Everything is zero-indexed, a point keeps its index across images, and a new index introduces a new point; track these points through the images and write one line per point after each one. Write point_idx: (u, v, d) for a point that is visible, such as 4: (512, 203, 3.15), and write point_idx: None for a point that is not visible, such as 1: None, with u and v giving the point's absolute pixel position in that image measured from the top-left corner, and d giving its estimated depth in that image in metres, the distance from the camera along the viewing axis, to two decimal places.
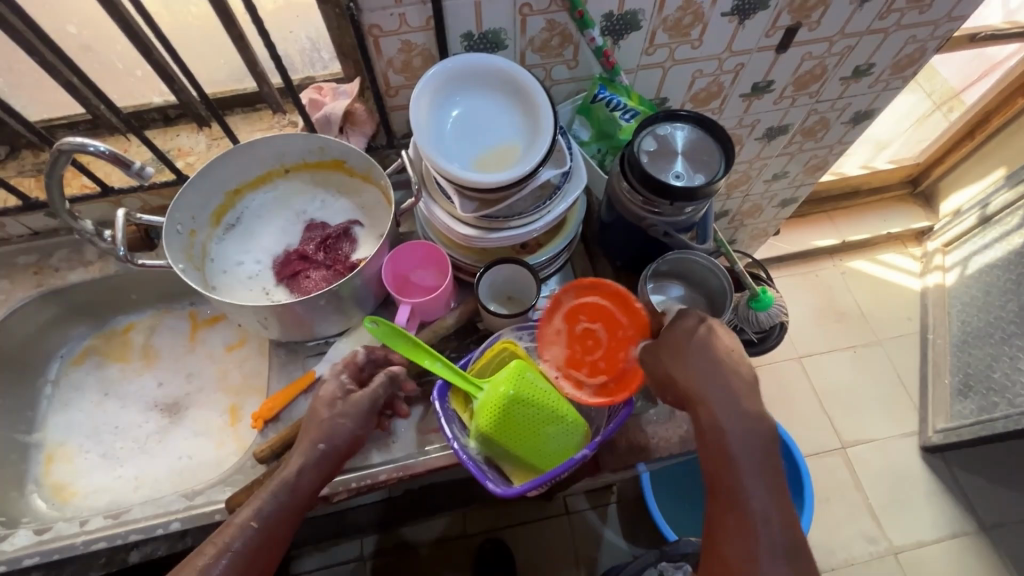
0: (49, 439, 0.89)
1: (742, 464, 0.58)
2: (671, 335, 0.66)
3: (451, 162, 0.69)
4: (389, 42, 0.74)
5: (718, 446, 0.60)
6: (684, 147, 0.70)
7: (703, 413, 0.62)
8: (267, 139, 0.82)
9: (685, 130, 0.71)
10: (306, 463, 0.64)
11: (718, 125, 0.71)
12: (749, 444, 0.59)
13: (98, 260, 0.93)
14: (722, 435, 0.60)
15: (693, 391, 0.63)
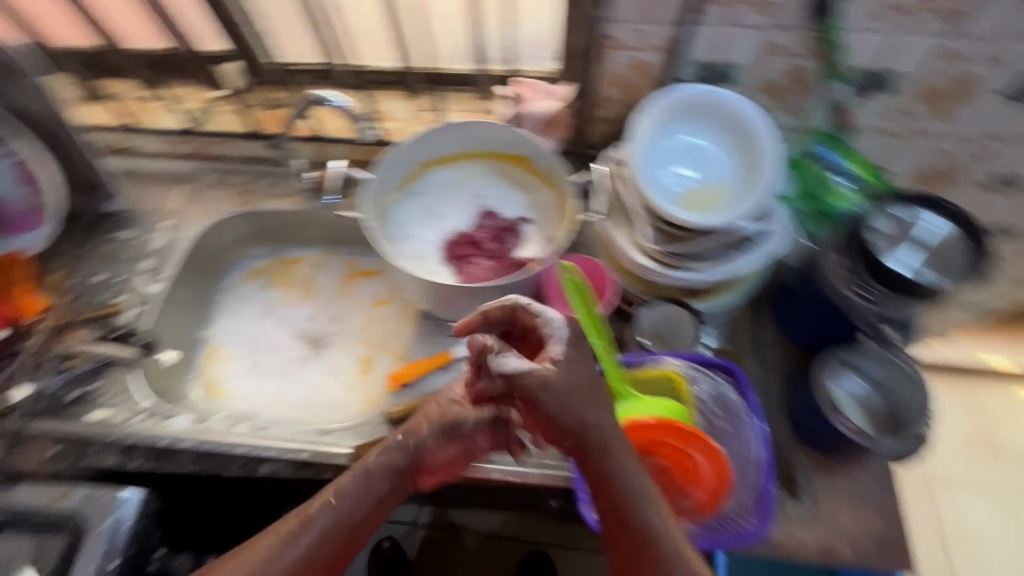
0: (214, 338, 0.99)
1: (664, 538, 0.56)
2: (575, 372, 0.59)
3: (658, 191, 0.71)
4: (620, 55, 0.74)
5: (631, 513, 0.57)
6: (928, 239, 0.66)
7: (620, 484, 0.57)
8: (474, 124, 0.86)
9: (934, 222, 0.67)
10: (390, 452, 0.68)
11: (974, 227, 0.66)
12: (630, 505, 0.57)
13: (289, 194, 0.99)
14: (634, 505, 0.57)
15: (597, 444, 0.58)
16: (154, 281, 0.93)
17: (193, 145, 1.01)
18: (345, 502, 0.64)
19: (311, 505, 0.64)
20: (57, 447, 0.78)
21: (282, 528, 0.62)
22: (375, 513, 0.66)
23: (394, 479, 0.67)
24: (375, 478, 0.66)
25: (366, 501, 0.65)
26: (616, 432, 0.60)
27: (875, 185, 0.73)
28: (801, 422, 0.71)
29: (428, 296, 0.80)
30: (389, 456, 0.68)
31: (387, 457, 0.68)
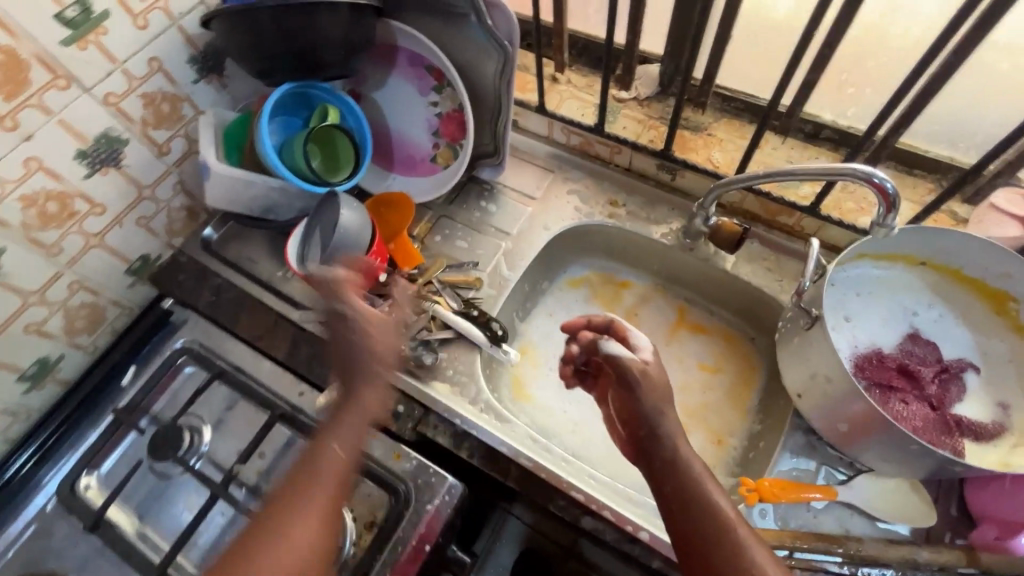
0: (529, 336, 0.96)
1: (751, 553, 0.53)
2: (655, 370, 0.65)
3: None
4: None
5: (722, 527, 0.55)
6: None
7: (683, 465, 0.59)
8: (973, 241, 0.67)
9: None
10: (382, 372, 0.64)
11: None
12: (716, 513, 0.55)
13: (664, 223, 0.91)
14: (709, 509, 0.56)
15: (675, 455, 0.60)
16: (509, 267, 0.90)
17: (581, 140, 0.95)
18: (349, 438, 0.60)
19: (336, 412, 0.61)
20: (403, 404, 0.79)
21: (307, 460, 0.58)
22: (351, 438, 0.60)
23: (378, 403, 0.63)
24: (368, 383, 0.62)
25: (376, 403, 0.63)
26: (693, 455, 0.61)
27: None
28: None
29: (842, 422, 0.66)
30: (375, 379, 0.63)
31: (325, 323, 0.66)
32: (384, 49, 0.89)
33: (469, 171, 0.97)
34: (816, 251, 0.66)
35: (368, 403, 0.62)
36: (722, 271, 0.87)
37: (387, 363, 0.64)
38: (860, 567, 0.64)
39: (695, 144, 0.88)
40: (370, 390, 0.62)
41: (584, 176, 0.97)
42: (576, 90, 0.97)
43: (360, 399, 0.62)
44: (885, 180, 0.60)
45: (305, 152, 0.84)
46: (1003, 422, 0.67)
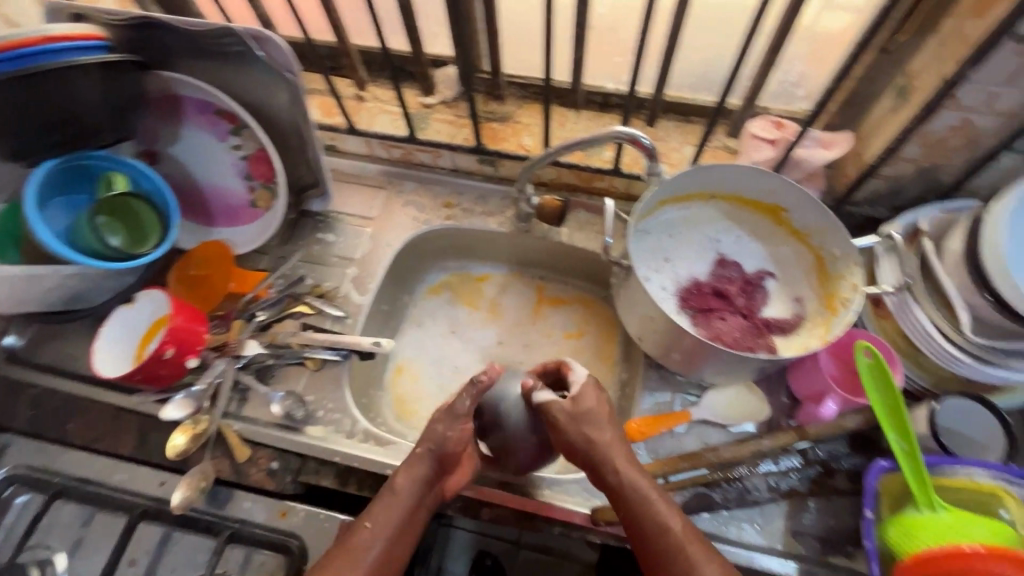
0: (403, 352, 0.96)
1: (699, 567, 0.57)
2: (590, 403, 0.66)
3: (1016, 277, 0.59)
4: (949, 116, 0.65)
5: (671, 547, 0.58)
6: None
7: (631, 487, 0.61)
8: (739, 169, 0.77)
9: None
10: (420, 464, 0.67)
11: None
12: (664, 531, 0.59)
13: (499, 213, 0.95)
14: (661, 535, 0.59)
15: (619, 483, 0.62)
16: (359, 292, 0.89)
17: (402, 151, 0.96)
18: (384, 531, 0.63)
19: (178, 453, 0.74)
20: (277, 461, 0.76)
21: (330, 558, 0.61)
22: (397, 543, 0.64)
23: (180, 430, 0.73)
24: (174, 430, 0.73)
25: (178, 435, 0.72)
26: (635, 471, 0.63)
27: None
28: None
29: (676, 351, 0.74)
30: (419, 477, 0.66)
31: (416, 465, 0.67)
32: (165, 102, 0.84)
33: (297, 207, 0.94)
34: (612, 209, 0.71)
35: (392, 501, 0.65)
36: (559, 244, 0.92)
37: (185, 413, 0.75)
38: (723, 472, 0.71)
39: (504, 134, 0.92)
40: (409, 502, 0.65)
41: (415, 186, 0.98)
42: (383, 104, 0.97)
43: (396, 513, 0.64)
44: (646, 138, 0.69)
45: (98, 232, 0.76)
46: (799, 313, 0.78)
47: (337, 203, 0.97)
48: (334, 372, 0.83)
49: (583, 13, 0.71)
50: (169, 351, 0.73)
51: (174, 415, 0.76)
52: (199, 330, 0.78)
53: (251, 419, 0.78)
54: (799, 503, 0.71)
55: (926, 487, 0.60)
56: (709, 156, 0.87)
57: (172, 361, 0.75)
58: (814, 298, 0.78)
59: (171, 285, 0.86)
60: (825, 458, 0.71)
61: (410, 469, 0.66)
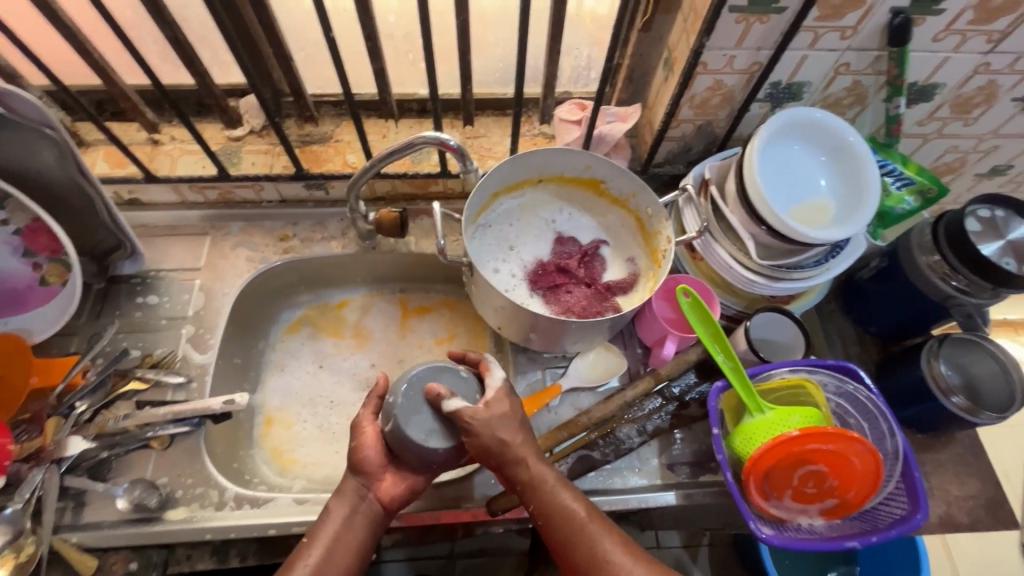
0: (269, 402, 0.89)
1: (603, 545, 0.60)
2: (501, 407, 0.65)
3: (774, 203, 0.70)
4: (705, 79, 0.75)
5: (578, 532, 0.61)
6: (1015, 237, 0.70)
7: (540, 481, 0.63)
8: (551, 151, 0.82)
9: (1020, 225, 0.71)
10: (352, 482, 0.66)
11: None
12: (568, 518, 0.62)
13: (340, 236, 0.92)
14: (572, 529, 0.61)
15: (530, 476, 0.63)
16: (199, 351, 0.81)
17: (218, 192, 0.89)
18: (333, 543, 0.62)
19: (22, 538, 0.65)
20: (135, 560, 0.68)
21: None
22: (342, 552, 0.62)
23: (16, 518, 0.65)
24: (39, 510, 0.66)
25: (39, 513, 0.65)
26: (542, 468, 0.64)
27: (930, 186, 0.77)
28: (901, 410, 0.77)
29: (532, 331, 0.77)
30: (351, 497, 0.65)
31: (345, 483, 0.67)
32: None
33: (104, 274, 0.84)
34: (439, 211, 0.74)
35: (331, 520, 0.64)
36: (409, 254, 0.92)
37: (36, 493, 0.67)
38: (598, 431, 0.77)
39: (327, 155, 0.89)
40: (344, 517, 0.64)
41: (242, 225, 0.91)
42: (183, 144, 0.89)
43: (334, 528, 0.63)
44: (451, 140, 0.72)
45: None
46: (634, 272, 0.85)
47: (154, 261, 0.87)
48: (186, 445, 0.74)
49: (369, 24, 0.71)
50: None
51: None
52: (2, 442, 0.66)
53: (93, 526, 0.68)
54: (668, 437, 0.79)
55: (753, 394, 0.69)
56: (528, 144, 0.92)
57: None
58: (643, 256, 0.86)
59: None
60: (680, 393, 0.80)
61: (342, 491, 0.66)
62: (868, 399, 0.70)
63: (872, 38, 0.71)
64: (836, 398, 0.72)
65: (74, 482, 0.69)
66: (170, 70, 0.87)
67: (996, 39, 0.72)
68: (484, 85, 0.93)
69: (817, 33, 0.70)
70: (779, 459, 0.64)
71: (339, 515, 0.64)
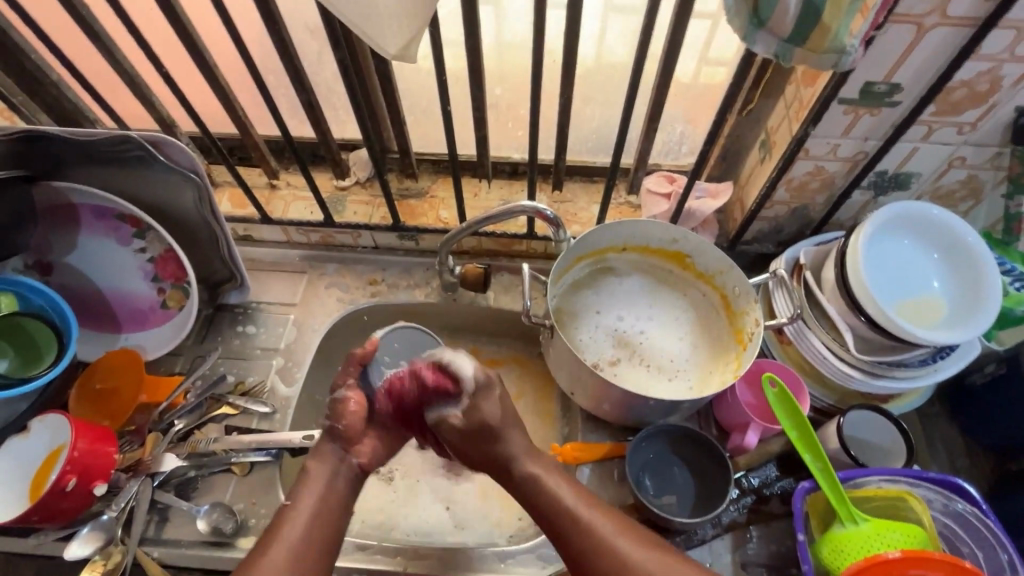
0: None
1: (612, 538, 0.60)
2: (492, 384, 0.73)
3: (879, 298, 0.66)
4: (805, 164, 0.74)
5: (537, 489, 0.65)
6: None
7: (522, 470, 0.67)
8: (641, 222, 0.82)
9: None
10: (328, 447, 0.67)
11: None
12: (556, 503, 0.63)
13: (424, 284, 0.96)
14: (540, 483, 0.66)
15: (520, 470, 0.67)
16: (286, 384, 0.86)
17: (320, 235, 0.96)
18: (323, 498, 0.63)
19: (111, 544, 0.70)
20: None
21: (281, 527, 0.60)
22: (327, 518, 0.62)
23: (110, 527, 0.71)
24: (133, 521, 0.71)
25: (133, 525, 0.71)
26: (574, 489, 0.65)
27: None
28: (1020, 539, 0.68)
29: (606, 401, 0.76)
30: (330, 459, 0.66)
31: (322, 446, 0.67)
32: (57, 211, 0.79)
33: (213, 301, 0.91)
34: (528, 274, 0.77)
35: (312, 484, 0.64)
36: (488, 308, 0.93)
37: (128, 506, 0.72)
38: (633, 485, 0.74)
39: (422, 210, 0.95)
40: (324, 480, 0.64)
41: (338, 267, 0.97)
42: (296, 190, 0.97)
43: (322, 482, 0.64)
44: (547, 210, 0.75)
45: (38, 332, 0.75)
46: (717, 350, 0.83)
47: (256, 293, 0.94)
48: (263, 475, 0.78)
49: (479, 97, 0.77)
50: (73, 480, 0.66)
51: (81, 553, 0.69)
52: (107, 452, 0.71)
53: (171, 542, 0.73)
54: (744, 533, 0.74)
55: (844, 501, 0.64)
56: (614, 212, 0.94)
57: (75, 492, 0.67)
58: (727, 335, 0.83)
59: (72, 405, 0.79)
60: (758, 485, 0.74)
61: (319, 452, 0.67)
62: (981, 522, 0.63)
63: (993, 134, 0.68)
64: (942, 517, 0.65)
65: (162, 498, 0.74)
66: (296, 124, 0.97)
67: None
68: (576, 153, 0.96)
69: (931, 128, 0.68)
70: None
71: (320, 473, 0.65)
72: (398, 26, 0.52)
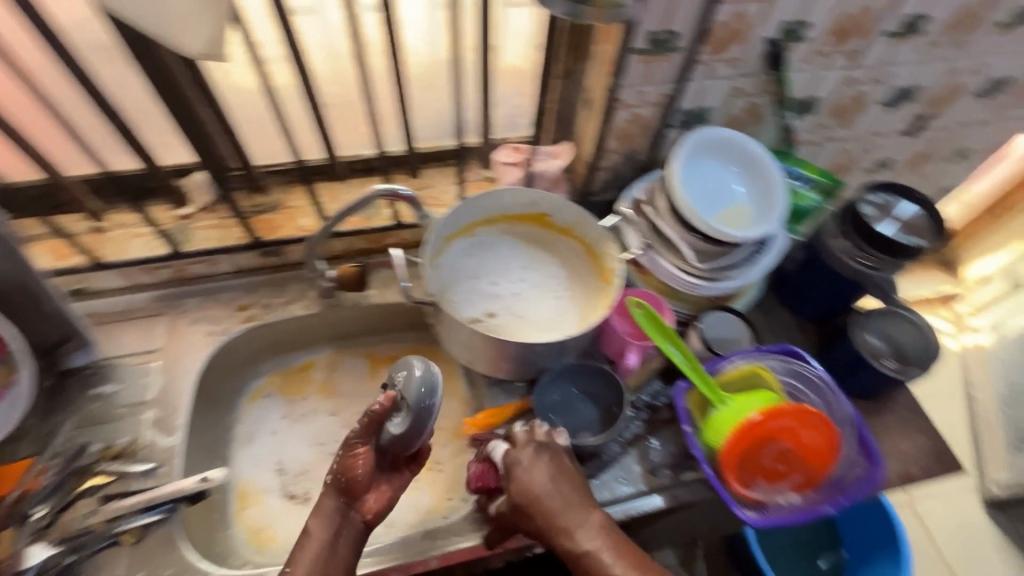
0: (241, 475, 0.87)
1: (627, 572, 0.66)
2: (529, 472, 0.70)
3: (700, 212, 0.78)
4: (624, 113, 0.84)
5: (564, 532, 0.68)
6: (902, 214, 0.81)
7: (547, 504, 0.68)
8: (499, 192, 0.87)
9: (908, 202, 0.82)
10: (333, 500, 0.67)
11: (910, 188, 0.82)
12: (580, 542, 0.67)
13: (300, 298, 0.93)
14: (564, 522, 0.68)
15: (544, 503, 0.68)
16: (165, 434, 0.79)
17: (171, 271, 0.89)
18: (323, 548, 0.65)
19: None
20: None
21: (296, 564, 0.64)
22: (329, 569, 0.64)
23: None
24: None
25: None
26: (599, 526, 0.68)
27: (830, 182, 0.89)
28: (842, 382, 0.85)
29: (502, 361, 0.80)
30: (332, 517, 0.67)
31: (324, 502, 0.68)
32: None
33: (53, 369, 0.80)
34: (398, 257, 0.77)
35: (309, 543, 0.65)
36: (372, 306, 0.93)
37: None
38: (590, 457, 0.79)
39: (280, 223, 0.92)
40: (326, 536, 0.65)
41: (200, 301, 0.91)
42: (130, 229, 0.89)
43: (321, 534, 0.65)
44: (406, 190, 0.78)
45: None
46: (589, 293, 0.90)
47: (107, 349, 0.84)
48: (162, 535, 0.71)
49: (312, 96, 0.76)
50: None
51: None
52: None
53: None
54: (646, 445, 0.82)
55: (712, 387, 0.75)
56: (474, 189, 0.98)
57: None
58: (595, 277, 0.91)
59: None
60: (650, 401, 0.85)
61: (321, 509, 0.67)
62: (810, 373, 0.78)
63: (756, 64, 0.82)
64: (786, 377, 0.79)
65: None
66: None
67: (853, 56, 0.85)
68: None
69: (710, 66, 0.80)
70: (745, 444, 0.70)
71: (322, 532, 0.65)
72: (200, 24, 0.51)
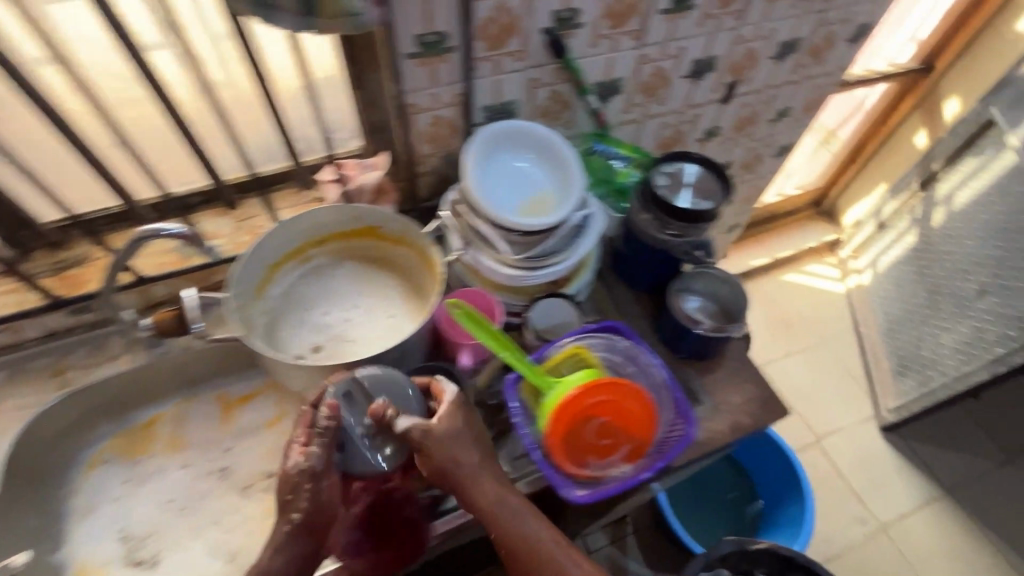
0: (76, 555, 0.80)
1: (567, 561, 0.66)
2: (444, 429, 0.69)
3: (500, 205, 0.80)
4: (424, 117, 0.84)
5: (510, 517, 0.66)
6: (689, 181, 0.86)
7: (477, 494, 0.67)
8: (314, 211, 0.85)
9: (688, 169, 0.88)
10: (292, 541, 0.65)
11: (685, 155, 0.88)
12: (519, 528, 0.66)
13: (123, 352, 0.90)
14: (497, 510, 0.66)
15: (469, 491, 0.67)
16: None
17: None
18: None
19: None
20: None
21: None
22: None
23: None
24: None
25: None
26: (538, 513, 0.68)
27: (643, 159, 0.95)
28: (675, 347, 0.88)
29: (331, 383, 0.79)
30: (292, 547, 0.65)
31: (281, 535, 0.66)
32: None
33: None
34: (190, 298, 0.77)
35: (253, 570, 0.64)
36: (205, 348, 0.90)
37: None
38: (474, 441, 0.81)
39: (86, 276, 0.86)
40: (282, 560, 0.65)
41: None
42: None
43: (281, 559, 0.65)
44: (170, 229, 0.72)
45: None
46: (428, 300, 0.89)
47: None
48: None
49: None
50: None
51: None
52: None
53: None
54: (494, 441, 0.81)
55: (538, 374, 0.75)
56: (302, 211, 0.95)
57: None
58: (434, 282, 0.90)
59: None
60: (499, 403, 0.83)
61: (281, 544, 0.65)
62: (631, 346, 0.81)
63: (544, 54, 0.84)
64: (609, 353, 0.81)
65: None
66: None
67: (638, 36, 0.89)
68: None
69: (495, 61, 0.82)
70: (568, 424, 0.72)
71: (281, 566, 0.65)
72: None
